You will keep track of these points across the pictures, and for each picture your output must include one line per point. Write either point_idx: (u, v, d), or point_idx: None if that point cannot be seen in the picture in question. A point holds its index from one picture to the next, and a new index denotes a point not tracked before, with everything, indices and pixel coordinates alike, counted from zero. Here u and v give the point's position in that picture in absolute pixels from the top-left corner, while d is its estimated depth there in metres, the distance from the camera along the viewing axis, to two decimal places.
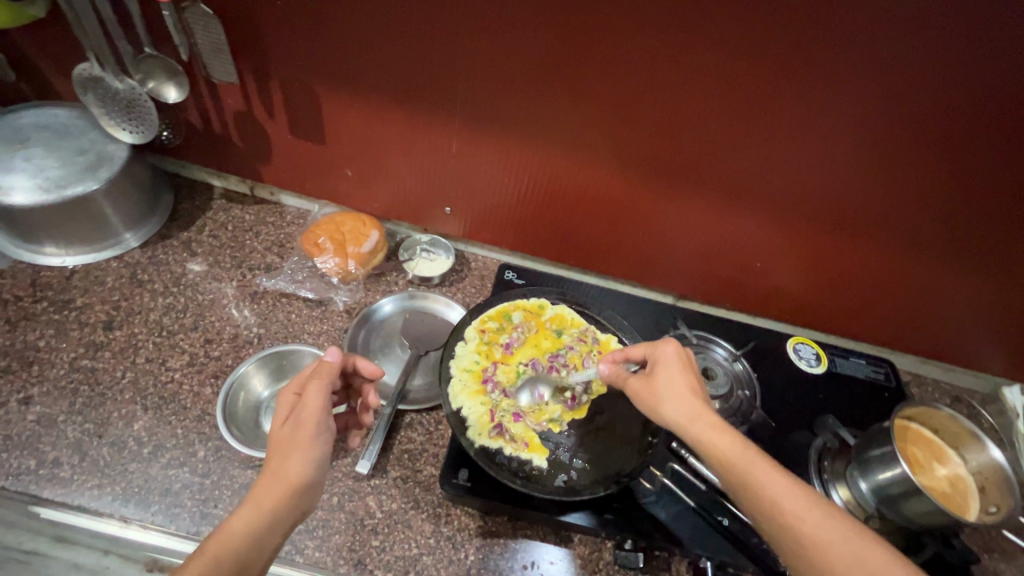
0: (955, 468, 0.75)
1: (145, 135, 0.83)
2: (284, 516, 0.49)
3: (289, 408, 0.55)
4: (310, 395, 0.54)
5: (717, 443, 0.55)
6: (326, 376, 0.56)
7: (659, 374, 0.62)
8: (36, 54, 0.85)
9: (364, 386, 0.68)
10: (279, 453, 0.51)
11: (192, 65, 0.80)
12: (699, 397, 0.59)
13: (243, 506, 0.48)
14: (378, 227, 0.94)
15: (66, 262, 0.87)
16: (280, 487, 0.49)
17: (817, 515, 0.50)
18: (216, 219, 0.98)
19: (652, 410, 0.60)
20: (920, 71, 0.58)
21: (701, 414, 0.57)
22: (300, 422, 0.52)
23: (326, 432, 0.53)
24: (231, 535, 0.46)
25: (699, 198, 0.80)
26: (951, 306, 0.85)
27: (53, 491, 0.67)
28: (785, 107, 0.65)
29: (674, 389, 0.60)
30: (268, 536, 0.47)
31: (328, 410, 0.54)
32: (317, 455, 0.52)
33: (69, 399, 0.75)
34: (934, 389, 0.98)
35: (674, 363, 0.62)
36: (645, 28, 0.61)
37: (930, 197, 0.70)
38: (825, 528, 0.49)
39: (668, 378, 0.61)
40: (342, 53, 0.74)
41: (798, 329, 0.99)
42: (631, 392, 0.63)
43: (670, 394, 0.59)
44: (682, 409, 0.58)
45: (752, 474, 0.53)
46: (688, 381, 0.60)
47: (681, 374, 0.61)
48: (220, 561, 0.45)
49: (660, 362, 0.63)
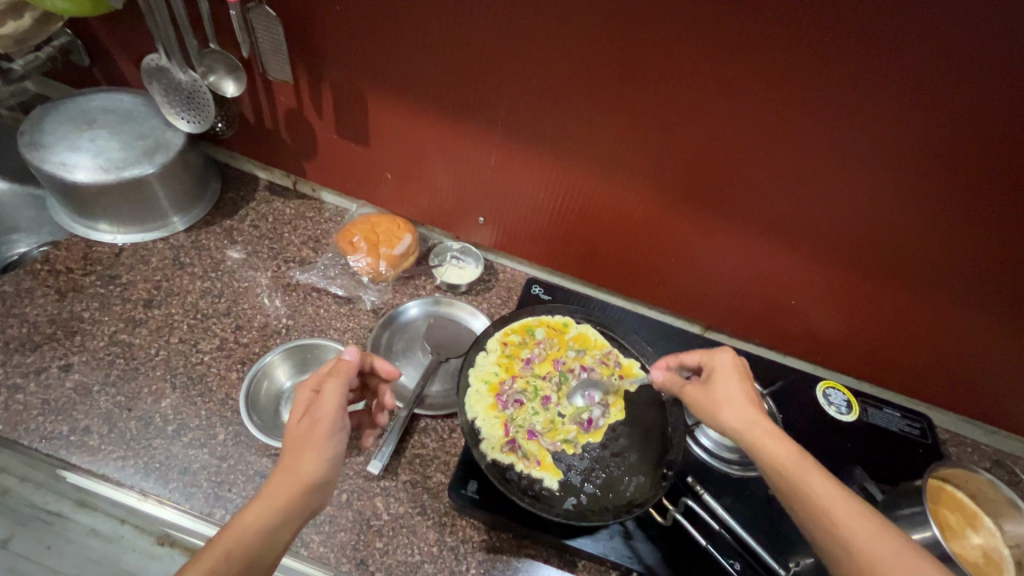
0: (990, 539, 0.71)
1: (201, 125, 0.86)
2: (296, 514, 0.50)
3: (307, 405, 0.56)
4: (326, 394, 0.56)
5: (773, 449, 0.55)
6: (343, 375, 0.58)
7: (716, 380, 0.63)
8: (109, 42, 0.90)
9: (380, 386, 0.68)
10: (293, 450, 0.52)
11: (251, 62, 0.83)
12: (755, 408, 0.60)
13: (255, 502, 0.49)
14: (412, 231, 0.95)
15: (116, 239, 0.92)
16: (294, 485, 0.50)
17: (871, 529, 0.49)
18: (259, 210, 1.02)
19: (706, 412, 0.61)
20: (989, 116, 0.56)
21: (756, 420, 0.58)
22: (317, 419, 0.54)
23: (340, 432, 0.55)
24: (243, 529, 0.47)
25: (737, 229, 0.78)
26: (999, 365, 0.80)
27: (81, 458, 0.70)
28: (836, 144, 0.63)
29: (732, 396, 0.60)
30: (278, 533, 0.48)
31: (343, 409, 0.56)
32: (330, 455, 0.53)
33: (105, 370, 0.78)
34: (973, 450, 0.93)
35: (732, 372, 0.63)
36: (697, 55, 0.61)
37: (986, 247, 0.67)
38: (877, 541, 0.48)
39: (725, 386, 0.62)
40: (394, 59, 0.75)
41: (829, 372, 0.95)
42: (688, 401, 0.63)
43: (726, 400, 0.60)
44: (737, 415, 0.59)
45: (808, 481, 0.52)
46: (745, 391, 0.61)
47: (740, 384, 0.62)
48: (231, 556, 0.45)
49: (716, 371, 0.64)
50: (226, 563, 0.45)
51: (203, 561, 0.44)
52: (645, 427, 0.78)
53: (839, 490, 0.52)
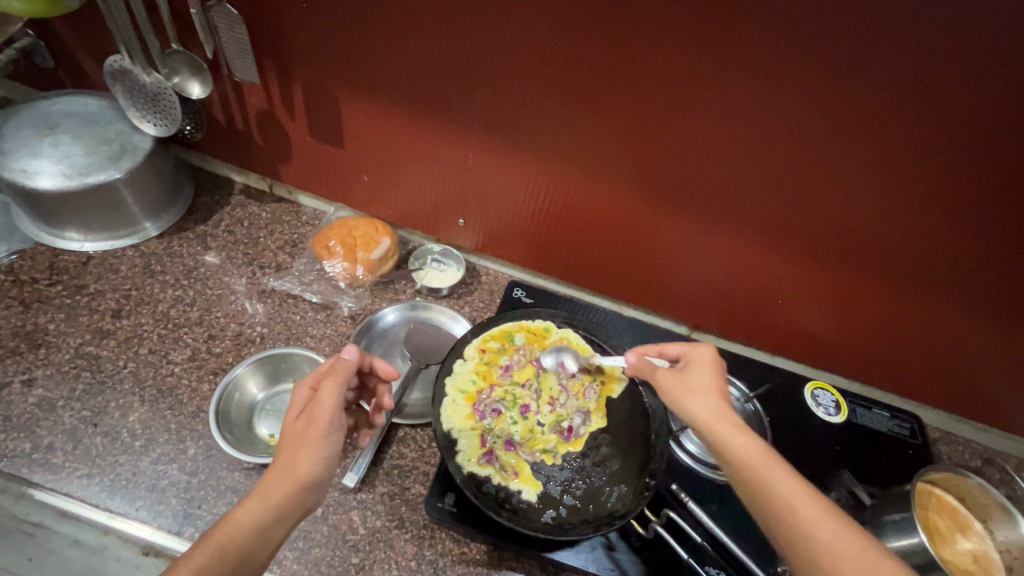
0: (980, 543, 0.70)
1: (169, 128, 0.84)
2: (289, 512, 0.50)
3: (304, 403, 0.56)
4: (324, 393, 0.55)
5: (737, 441, 0.54)
6: (341, 374, 0.57)
7: (689, 369, 0.63)
8: (72, 44, 0.87)
9: (379, 387, 0.68)
10: (290, 447, 0.52)
11: (217, 63, 0.81)
12: (724, 400, 0.59)
13: (250, 498, 0.49)
14: (390, 234, 0.93)
15: (84, 246, 0.89)
16: (286, 483, 0.50)
17: (829, 519, 0.48)
18: (234, 214, 0.99)
19: (676, 401, 0.61)
20: (975, 111, 0.54)
21: (724, 412, 0.57)
22: (313, 418, 0.53)
23: (337, 431, 0.54)
24: (236, 526, 0.47)
25: (722, 228, 0.76)
26: (990, 363, 0.79)
27: (44, 477, 0.68)
28: (819, 141, 0.61)
29: (704, 385, 0.60)
30: (271, 531, 0.48)
31: (340, 407, 0.55)
32: (326, 453, 0.52)
33: (70, 384, 0.76)
34: (963, 448, 0.92)
35: (707, 364, 0.62)
36: (674, 51, 0.59)
37: (976, 244, 0.65)
38: (833, 531, 0.47)
39: (696, 376, 0.61)
40: (363, 57, 0.73)
41: (819, 372, 0.94)
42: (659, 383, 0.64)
43: (696, 389, 0.60)
44: (706, 405, 0.58)
45: (767, 473, 0.52)
46: (718, 383, 0.61)
47: (714, 375, 0.61)
48: (223, 550, 0.46)
49: (693, 361, 0.63)
50: (218, 556, 0.45)
51: (195, 554, 0.45)
52: (629, 433, 0.76)
53: (799, 482, 0.51)
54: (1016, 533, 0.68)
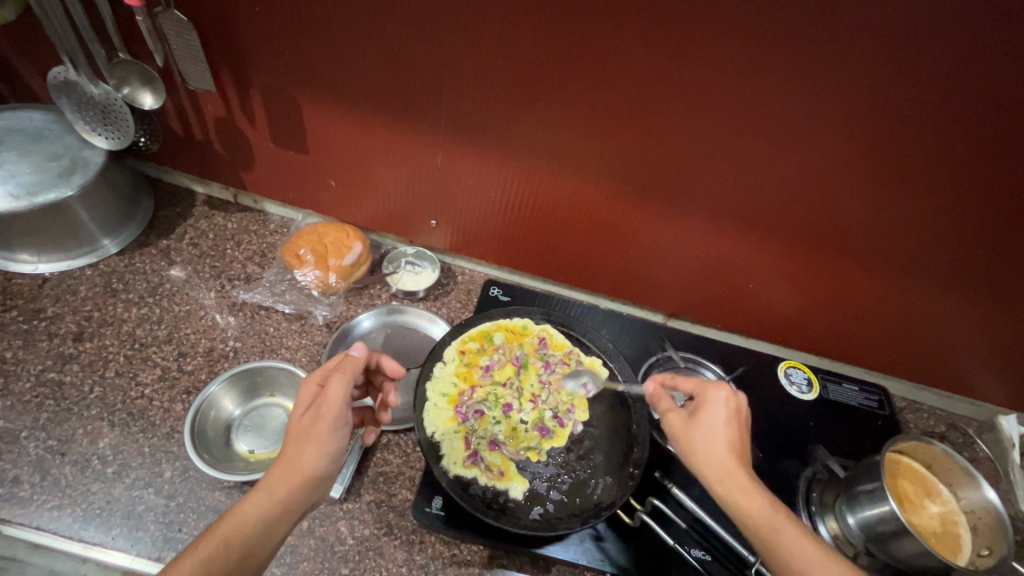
0: (946, 505, 0.73)
1: (122, 141, 0.81)
2: (296, 505, 0.51)
3: (312, 398, 0.55)
4: (332, 388, 0.55)
5: (751, 505, 0.53)
6: (349, 370, 0.57)
7: (701, 417, 0.59)
8: (9, 55, 0.83)
9: (386, 383, 0.69)
10: (295, 442, 0.52)
11: (169, 71, 0.78)
12: (737, 453, 0.57)
13: (256, 491, 0.49)
14: (362, 239, 0.92)
15: (38, 268, 0.85)
16: (293, 477, 0.50)
17: None
18: (198, 226, 0.96)
19: (686, 453, 0.58)
20: (924, 94, 0.56)
21: (738, 470, 0.55)
22: (321, 414, 0.53)
23: (344, 426, 0.54)
24: (242, 520, 0.48)
25: (691, 218, 0.78)
26: (949, 332, 0.82)
27: (11, 512, 0.65)
28: (779, 129, 0.63)
29: (713, 439, 0.57)
30: (278, 523, 0.49)
31: (348, 404, 0.55)
32: (331, 449, 0.53)
33: (33, 414, 0.73)
34: (929, 415, 0.96)
35: (720, 410, 0.59)
36: (635, 43, 0.59)
37: (932, 220, 0.67)
38: None
39: (708, 425, 0.58)
40: (322, 60, 0.71)
41: (789, 352, 0.97)
42: (670, 430, 0.60)
43: (706, 441, 0.57)
44: (720, 463, 0.56)
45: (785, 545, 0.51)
46: (732, 431, 0.58)
47: (725, 422, 0.58)
48: (228, 544, 0.47)
49: (705, 405, 0.60)
50: (223, 551, 0.46)
51: (202, 547, 0.46)
52: (611, 425, 0.77)
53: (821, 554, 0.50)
54: (978, 495, 0.71)
